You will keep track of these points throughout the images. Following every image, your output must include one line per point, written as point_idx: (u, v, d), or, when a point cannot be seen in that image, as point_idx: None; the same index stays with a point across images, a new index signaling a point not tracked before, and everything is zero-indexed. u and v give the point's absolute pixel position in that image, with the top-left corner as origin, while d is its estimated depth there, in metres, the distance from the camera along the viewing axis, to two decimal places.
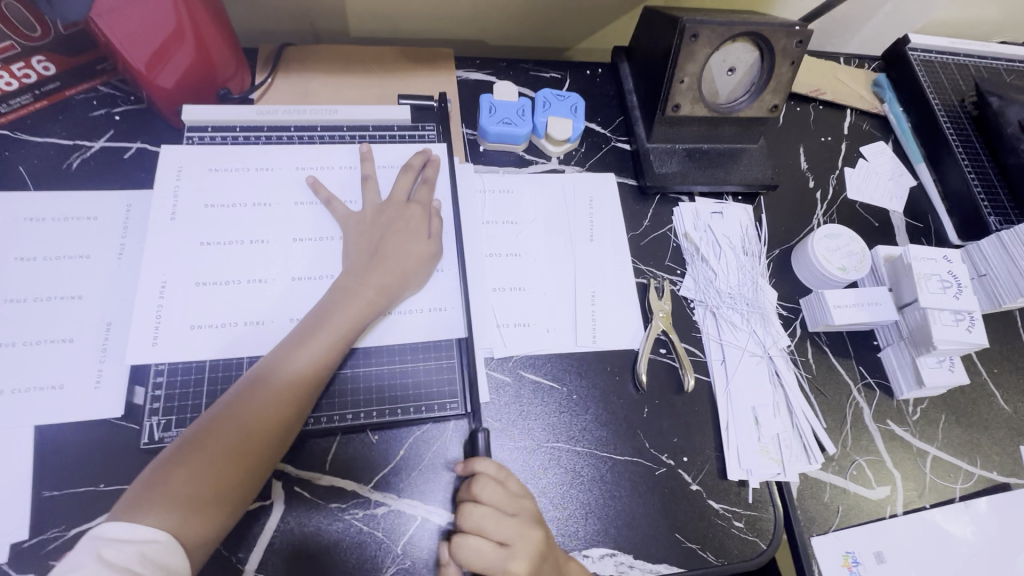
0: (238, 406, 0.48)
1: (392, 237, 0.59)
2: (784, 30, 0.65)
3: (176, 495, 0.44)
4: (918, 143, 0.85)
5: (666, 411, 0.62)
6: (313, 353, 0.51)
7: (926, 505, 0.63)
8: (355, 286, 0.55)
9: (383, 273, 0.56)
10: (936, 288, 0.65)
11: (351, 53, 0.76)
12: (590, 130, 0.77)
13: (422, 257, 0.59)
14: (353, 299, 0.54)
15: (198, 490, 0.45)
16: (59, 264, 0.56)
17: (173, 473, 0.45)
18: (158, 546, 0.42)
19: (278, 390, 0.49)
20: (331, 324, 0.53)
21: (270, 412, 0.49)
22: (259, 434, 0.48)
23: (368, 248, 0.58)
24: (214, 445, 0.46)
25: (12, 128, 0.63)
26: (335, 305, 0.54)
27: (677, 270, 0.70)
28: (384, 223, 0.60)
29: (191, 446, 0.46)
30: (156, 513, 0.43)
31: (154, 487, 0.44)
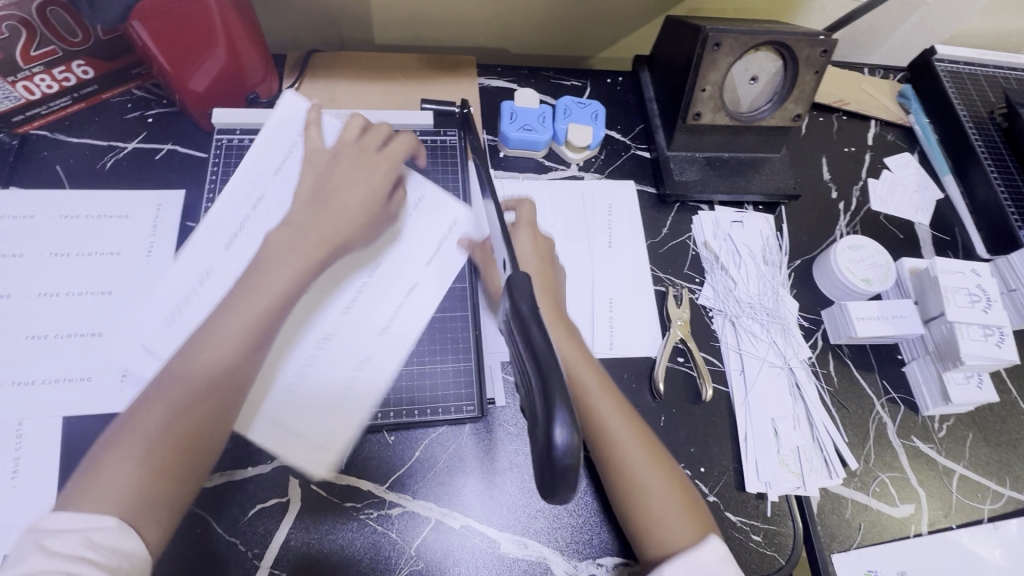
0: (170, 383, 0.44)
1: (345, 185, 0.54)
2: (808, 39, 0.64)
3: (115, 476, 0.41)
4: (945, 154, 0.84)
5: (684, 420, 0.62)
6: (245, 315, 0.47)
7: (953, 525, 0.61)
8: (291, 240, 0.50)
9: (327, 224, 0.52)
10: (964, 302, 0.64)
11: (376, 60, 0.77)
12: (610, 138, 0.78)
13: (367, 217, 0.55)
14: (289, 254, 0.49)
15: (136, 473, 0.41)
16: (90, 260, 0.58)
17: (106, 461, 0.41)
18: (104, 531, 0.39)
19: (208, 357, 0.45)
20: (260, 281, 0.48)
21: (204, 382, 0.45)
22: (195, 405, 0.44)
23: (311, 191, 0.54)
24: (144, 427, 0.42)
25: (50, 129, 0.66)
26: (266, 264, 0.49)
27: (695, 278, 0.70)
28: (337, 170, 0.55)
29: (122, 430, 0.43)
30: (95, 501, 0.40)
31: (90, 478, 0.41)
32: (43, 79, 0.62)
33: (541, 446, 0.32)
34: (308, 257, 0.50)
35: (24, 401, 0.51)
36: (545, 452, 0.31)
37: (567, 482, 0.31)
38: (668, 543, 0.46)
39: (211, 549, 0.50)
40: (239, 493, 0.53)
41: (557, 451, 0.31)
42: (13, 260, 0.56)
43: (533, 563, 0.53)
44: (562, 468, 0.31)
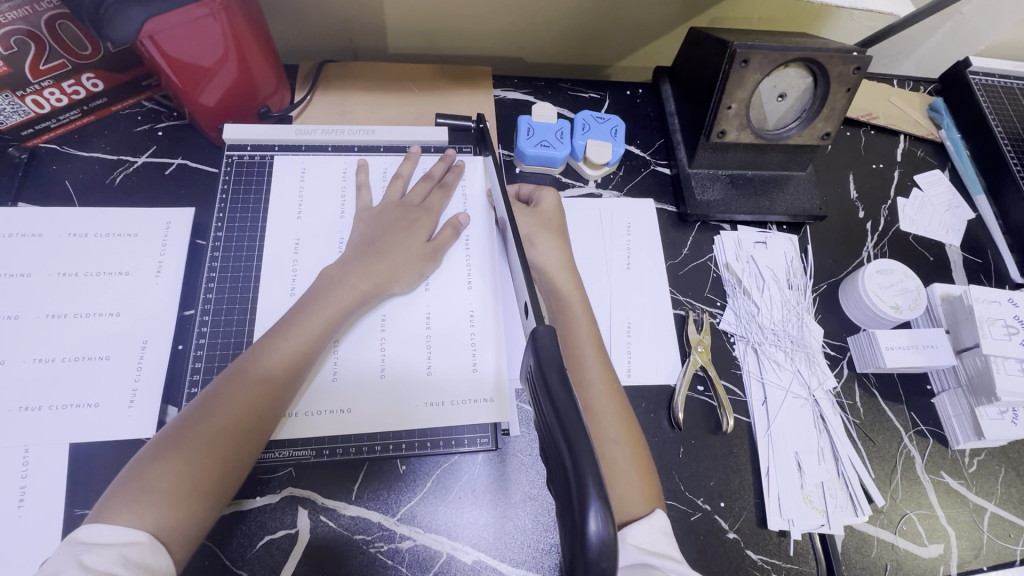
0: (220, 395, 0.46)
1: (392, 234, 0.59)
2: (841, 55, 0.61)
3: (155, 492, 0.41)
4: (978, 172, 0.80)
5: (703, 452, 0.60)
6: (299, 338, 0.51)
7: (982, 566, 0.59)
8: (345, 277, 0.55)
9: (373, 267, 0.56)
10: (1000, 334, 0.61)
11: (390, 71, 0.75)
12: (629, 153, 0.75)
13: (415, 257, 0.58)
14: (341, 288, 0.54)
15: (177, 484, 0.42)
16: (99, 280, 0.57)
17: (151, 467, 0.42)
18: (140, 548, 0.39)
19: (261, 375, 0.48)
20: (317, 310, 0.52)
21: (248, 405, 0.46)
22: (240, 422, 0.46)
23: (365, 240, 0.58)
24: (193, 434, 0.44)
25: (60, 142, 0.64)
26: (323, 295, 0.53)
27: (717, 302, 0.67)
28: (387, 224, 0.60)
29: (170, 437, 0.44)
30: (135, 509, 0.41)
31: (131, 484, 0.42)
32: (53, 93, 0.60)
33: (572, 533, 0.31)
34: (359, 287, 0.55)
35: (30, 427, 0.50)
36: (575, 543, 0.30)
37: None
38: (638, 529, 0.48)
39: None
40: (246, 524, 0.51)
41: (591, 548, 0.29)
42: (21, 280, 0.55)
43: None
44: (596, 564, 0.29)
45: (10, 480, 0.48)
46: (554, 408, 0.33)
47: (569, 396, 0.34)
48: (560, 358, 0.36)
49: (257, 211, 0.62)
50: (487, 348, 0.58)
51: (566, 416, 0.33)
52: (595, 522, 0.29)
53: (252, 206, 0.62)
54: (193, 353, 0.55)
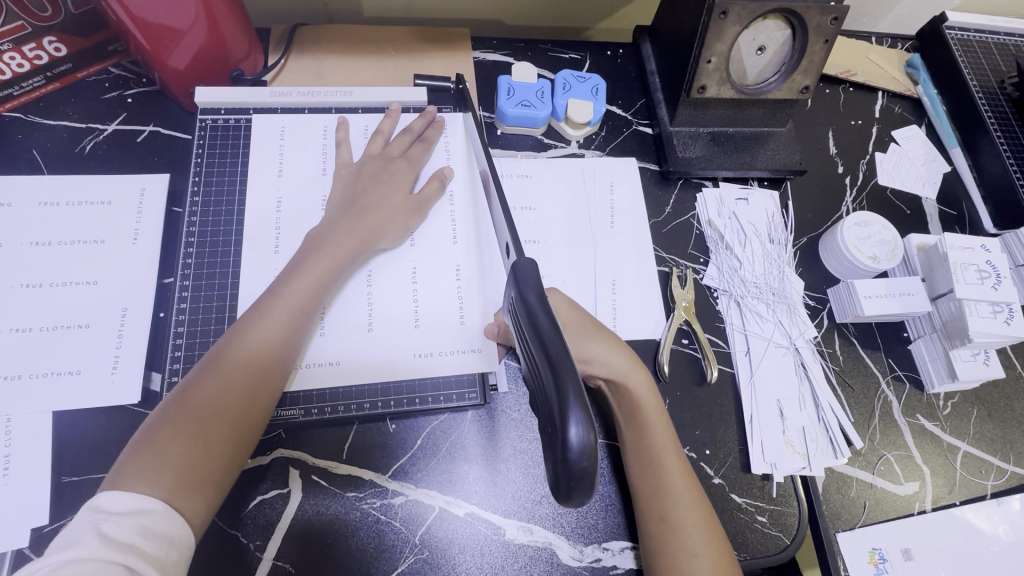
0: (219, 364, 0.46)
1: (374, 189, 0.58)
2: (819, 6, 0.61)
3: (166, 456, 0.42)
4: (953, 127, 0.82)
5: (688, 402, 0.61)
6: (292, 302, 0.50)
7: (956, 502, 0.61)
8: (332, 239, 0.54)
9: (361, 225, 0.55)
10: (974, 279, 0.63)
11: (365, 34, 0.73)
12: (610, 113, 0.75)
13: (402, 211, 0.58)
14: (327, 251, 0.53)
15: (186, 450, 0.42)
16: (74, 249, 0.56)
17: (159, 436, 0.42)
18: (156, 516, 0.40)
19: (259, 340, 0.48)
20: (305, 274, 0.52)
21: (249, 367, 0.46)
22: (243, 387, 0.46)
23: (347, 196, 0.58)
24: (196, 402, 0.44)
25: (24, 111, 0.62)
26: (311, 257, 0.53)
27: (700, 258, 0.68)
28: (368, 178, 0.59)
29: (173, 407, 0.44)
30: (146, 478, 0.41)
31: (139, 454, 0.42)
32: (13, 58, 0.60)
33: (557, 446, 0.33)
34: (347, 247, 0.54)
35: (11, 397, 0.49)
36: (561, 451, 0.32)
37: (581, 484, 0.33)
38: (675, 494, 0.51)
39: (212, 542, 0.49)
40: (237, 486, 0.51)
41: (573, 453, 0.32)
42: None
43: (539, 550, 0.53)
44: (578, 470, 0.32)
45: None
46: (540, 337, 0.35)
47: (554, 326, 0.35)
48: (538, 282, 0.38)
49: (235, 176, 0.61)
50: (474, 306, 0.58)
51: (549, 341, 0.35)
52: (576, 429, 0.31)
53: (227, 170, 0.61)
54: (174, 319, 0.54)
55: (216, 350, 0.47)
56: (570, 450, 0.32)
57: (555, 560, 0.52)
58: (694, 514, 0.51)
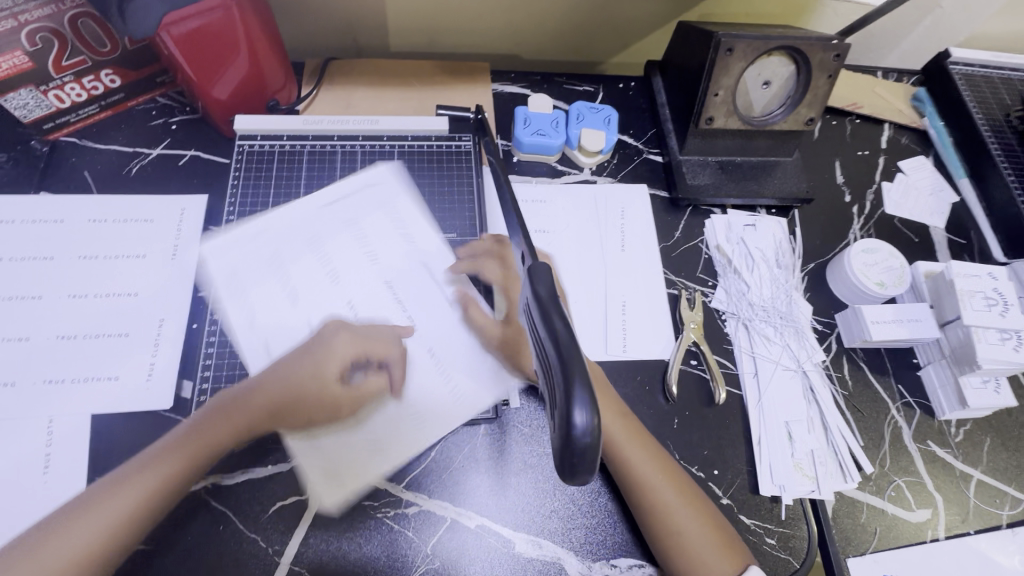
0: (129, 476, 0.48)
1: (359, 285, 0.60)
2: (821, 44, 0.65)
3: (55, 555, 0.44)
4: (960, 158, 0.83)
5: (696, 423, 0.62)
6: (226, 431, 0.51)
7: (970, 531, 0.61)
8: (291, 361, 0.54)
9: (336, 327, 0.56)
10: (980, 306, 0.64)
11: (392, 68, 0.79)
12: (622, 142, 0.78)
13: (381, 317, 0.58)
14: (290, 377, 0.53)
15: (67, 556, 0.44)
16: (119, 262, 0.60)
17: (54, 531, 0.45)
18: None
19: (168, 469, 0.49)
20: (241, 404, 0.52)
21: (156, 485, 0.48)
22: (140, 505, 0.47)
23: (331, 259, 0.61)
24: (96, 509, 0.46)
25: (78, 136, 0.68)
26: (251, 391, 0.53)
27: (708, 282, 0.70)
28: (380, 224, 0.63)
29: (73, 509, 0.46)
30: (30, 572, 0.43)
31: (33, 546, 0.45)
32: (73, 88, 0.64)
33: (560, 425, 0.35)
34: (303, 371, 0.53)
35: (55, 399, 0.53)
36: (564, 428, 0.34)
37: (587, 459, 0.34)
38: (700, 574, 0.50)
39: (231, 544, 0.51)
40: (259, 490, 0.54)
41: (578, 433, 0.34)
42: (44, 262, 0.58)
43: (547, 563, 0.54)
44: (581, 453, 0.34)
45: (36, 449, 0.51)
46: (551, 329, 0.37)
47: (566, 322, 0.37)
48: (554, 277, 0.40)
49: (267, 197, 0.65)
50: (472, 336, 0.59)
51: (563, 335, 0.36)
52: (581, 415, 0.33)
53: (261, 192, 0.65)
54: (207, 329, 0.58)
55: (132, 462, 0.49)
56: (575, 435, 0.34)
57: (563, 575, 0.53)
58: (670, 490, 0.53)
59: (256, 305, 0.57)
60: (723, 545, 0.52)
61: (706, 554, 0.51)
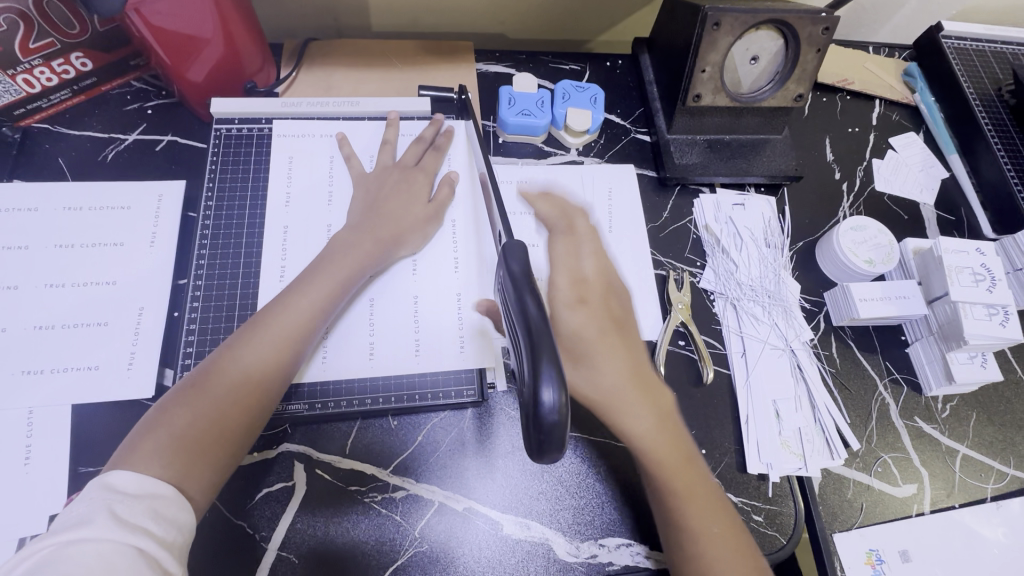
0: (244, 350, 0.48)
1: (394, 200, 0.61)
2: (810, 17, 0.63)
3: (178, 438, 0.43)
4: (951, 133, 0.82)
5: (684, 403, 0.62)
6: (312, 305, 0.52)
7: (955, 505, 0.61)
8: (355, 242, 0.57)
9: (378, 232, 0.58)
10: (969, 281, 0.64)
11: (373, 48, 0.77)
12: (610, 122, 0.77)
13: (419, 219, 0.61)
14: (357, 252, 0.56)
15: (198, 437, 0.44)
16: (95, 251, 0.59)
17: (171, 420, 0.44)
18: (165, 500, 0.41)
19: (279, 334, 0.50)
20: (328, 280, 0.54)
21: (263, 362, 0.49)
22: (252, 386, 0.47)
23: (367, 206, 0.60)
24: (211, 393, 0.46)
25: (51, 122, 0.66)
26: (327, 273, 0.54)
27: (697, 262, 0.70)
28: (387, 187, 0.62)
29: (181, 398, 0.45)
30: (154, 460, 0.42)
31: (149, 434, 0.43)
32: (43, 72, 0.62)
33: (529, 406, 0.36)
34: (367, 256, 0.57)
35: (34, 389, 0.52)
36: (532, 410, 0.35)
37: (552, 438, 0.35)
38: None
39: (219, 533, 0.51)
40: (242, 481, 0.53)
41: (544, 411, 0.35)
42: (20, 252, 0.57)
43: (536, 545, 0.54)
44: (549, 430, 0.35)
45: (17, 440, 0.50)
46: (526, 325, 0.38)
47: (543, 319, 0.38)
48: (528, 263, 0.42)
49: (247, 183, 0.64)
50: (471, 295, 0.61)
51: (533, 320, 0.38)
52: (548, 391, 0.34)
53: (239, 177, 0.64)
54: (188, 316, 0.57)
55: (227, 347, 0.49)
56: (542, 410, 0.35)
57: (552, 555, 0.54)
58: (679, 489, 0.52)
59: (257, 286, 0.59)
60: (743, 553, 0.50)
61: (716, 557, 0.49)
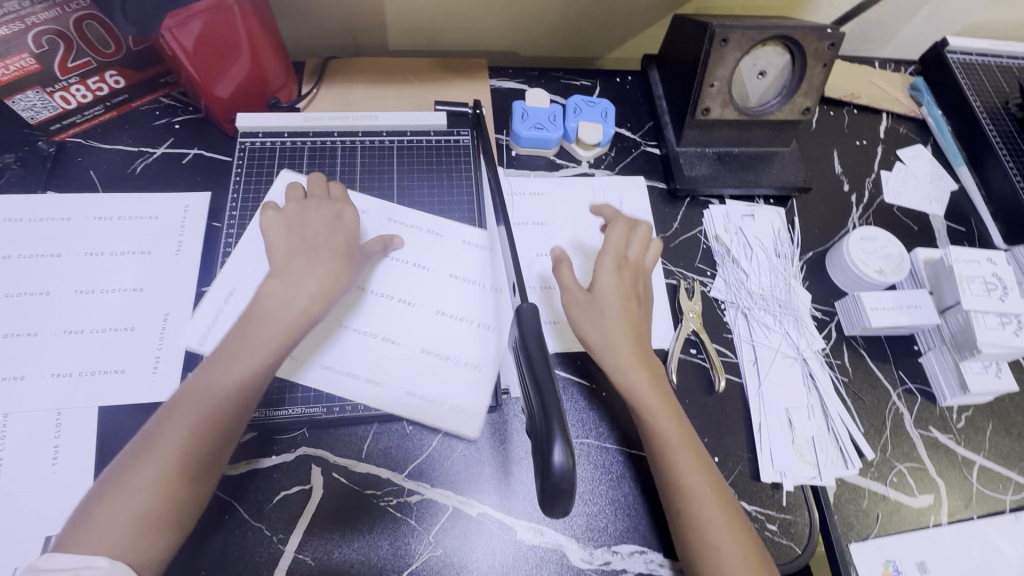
0: (175, 425, 0.47)
1: (321, 230, 0.59)
2: (815, 33, 0.65)
3: (110, 520, 0.43)
4: (960, 146, 0.83)
5: (697, 410, 0.62)
6: (235, 373, 0.50)
7: (973, 516, 0.61)
8: (281, 294, 0.54)
9: (304, 276, 0.55)
10: (980, 291, 0.64)
11: (391, 65, 0.79)
12: (620, 135, 0.79)
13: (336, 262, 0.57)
14: (287, 299, 0.54)
15: (130, 516, 0.44)
16: (123, 259, 0.61)
17: (101, 504, 0.44)
18: (97, 570, 0.41)
19: (201, 404, 0.48)
20: (261, 328, 0.52)
21: (197, 430, 0.47)
22: (186, 458, 0.46)
23: (289, 243, 0.58)
24: (140, 473, 0.45)
25: (84, 136, 0.69)
26: (254, 324, 0.52)
27: (707, 271, 0.70)
28: (309, 217, 0.60)
29: (115, 481, 0.45)
30: (87, 542, 0.43)
31: (85, 515, 0.44)
32: (79, 89, 0.65)
33: (542, 462, 0.38)
34: (300, 309, 0.53)
35: (62, 390, 0.54)
36: (544, 466, 0.37)
37: (564, 495, 0.37)
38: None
39: (239, 536, 0.52)
40: (261, 483, 0.54)
41: (555, 470, 0.37)
42: (51, 259, 0.59)
43: (549, 551, 0.54)
44: (559, 484, 0.36)
45: (45, 440, 0.52)
46: (533, 371, 0.41)
47: (550, 375, 0.40)
48: (539, 329, 0.44)
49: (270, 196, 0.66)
50: (484, 305, 0.62)
51: (541, 375, 0.40)
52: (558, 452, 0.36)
53: (262, 187, 0.66)
54: (211, 322, 0.59)
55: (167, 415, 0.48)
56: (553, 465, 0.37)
57: (565, 561, 0.54)
58: (697, 475, 0.52)
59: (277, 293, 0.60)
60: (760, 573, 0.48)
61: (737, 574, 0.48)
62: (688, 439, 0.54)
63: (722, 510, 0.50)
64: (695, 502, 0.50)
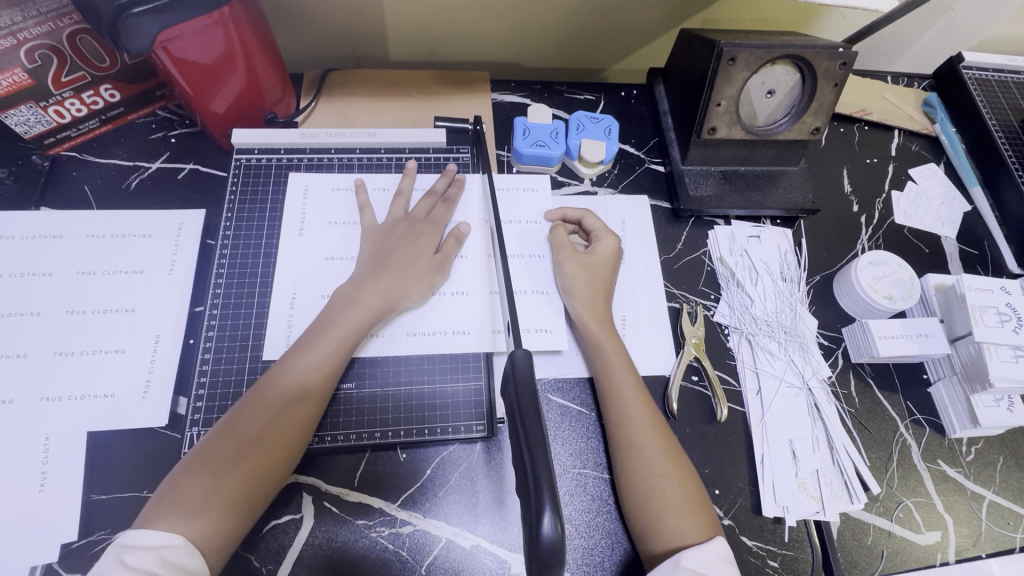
0: (255, 407, 0.50)
1: (400, 251, 0.61)
2: (827, 52, 0.63)
3: (190, 496, 0.45)
4: (974, 166, 0.81)
5: (698, 440, 0.60)
6: (322, 359, 0.53)
7: (982, 554, 0.59)
8: (360, 292, 0.58)
9: (386, 282, 0.59)
10: (993, 321, 0.62)
11: (391, 78, 0.78)
12: (624, 152, 0.77)
13: (424, 271, 0.61)
14: (361, 298, 0.57)
15: (211, 495, 0.46)
16: (115, 279, 0.60)
17: (184, 483, 0.46)
18: (175, 550, 0.43)
19: (285, 388, 0.51)
20: (345, 316, 0.56)
21: (275, 409, 0.50)
22: (266, 439, 0.49)
23: (375, 257, 0.61)
24: (223, 451, 0.48)
25: (79, 151, 0.68)
26: (336, 321, 0.56)
27: (711, 295, 0.69)
28: (394, 239, 0.62)
29: (197, 460, 0.48)
30: (170, 519, 0.44)
31: (169, 494, 0.46)
32: (74, 104, 0.64)
33: (529, 530, 0.34)
34: (372, 305, 0.57)
35: (51, 414, 0.53)
36: (530, 535, 0.34)
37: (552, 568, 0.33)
38: (676, 539, 0.49)
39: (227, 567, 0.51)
40: None
41: (542, 542, 0.33)
42: (43, 278, 0.58)
43: None
44: (547, 555, 0.33)
45: (32, 467, 0.51)
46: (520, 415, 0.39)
47: (540, 429, 0.38)
48: (533, 375, 0.41)
49: (265, 215, 0.65)
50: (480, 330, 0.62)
51: (531, 428, 0.38)
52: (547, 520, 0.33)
53: (257, 208, 0.65)
54: (202, 345, 0.58)
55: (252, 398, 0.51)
56: (540, 534, 0.33)
57: None
58: (642, 416, 0.55)
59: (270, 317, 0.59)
60: (697, 510, 0.51)
61: (682, 524, 0.50)
62: (638, 386, 0.57)
63: (676, 471, 0.52)
64: (648, 454, 0.53)
